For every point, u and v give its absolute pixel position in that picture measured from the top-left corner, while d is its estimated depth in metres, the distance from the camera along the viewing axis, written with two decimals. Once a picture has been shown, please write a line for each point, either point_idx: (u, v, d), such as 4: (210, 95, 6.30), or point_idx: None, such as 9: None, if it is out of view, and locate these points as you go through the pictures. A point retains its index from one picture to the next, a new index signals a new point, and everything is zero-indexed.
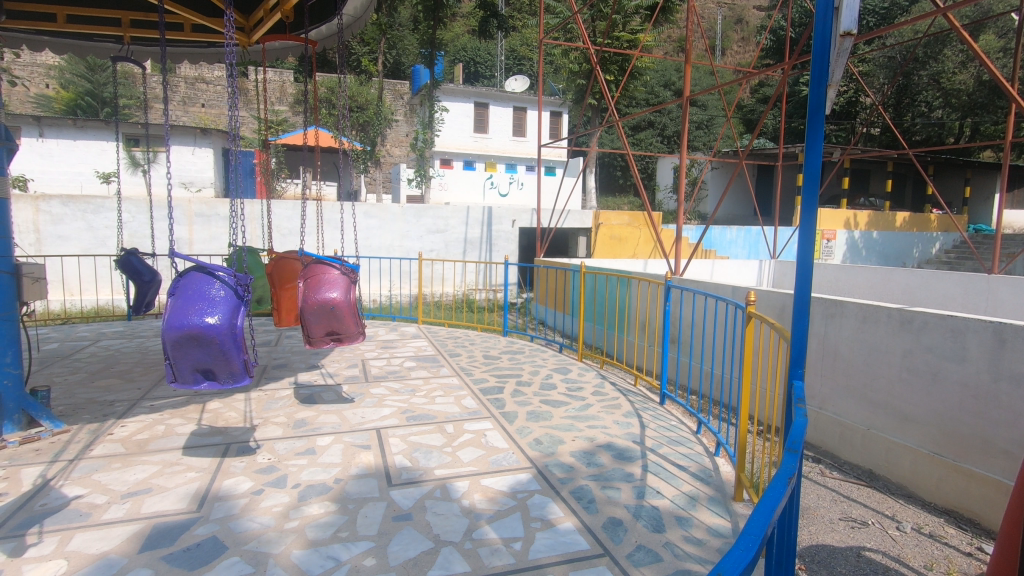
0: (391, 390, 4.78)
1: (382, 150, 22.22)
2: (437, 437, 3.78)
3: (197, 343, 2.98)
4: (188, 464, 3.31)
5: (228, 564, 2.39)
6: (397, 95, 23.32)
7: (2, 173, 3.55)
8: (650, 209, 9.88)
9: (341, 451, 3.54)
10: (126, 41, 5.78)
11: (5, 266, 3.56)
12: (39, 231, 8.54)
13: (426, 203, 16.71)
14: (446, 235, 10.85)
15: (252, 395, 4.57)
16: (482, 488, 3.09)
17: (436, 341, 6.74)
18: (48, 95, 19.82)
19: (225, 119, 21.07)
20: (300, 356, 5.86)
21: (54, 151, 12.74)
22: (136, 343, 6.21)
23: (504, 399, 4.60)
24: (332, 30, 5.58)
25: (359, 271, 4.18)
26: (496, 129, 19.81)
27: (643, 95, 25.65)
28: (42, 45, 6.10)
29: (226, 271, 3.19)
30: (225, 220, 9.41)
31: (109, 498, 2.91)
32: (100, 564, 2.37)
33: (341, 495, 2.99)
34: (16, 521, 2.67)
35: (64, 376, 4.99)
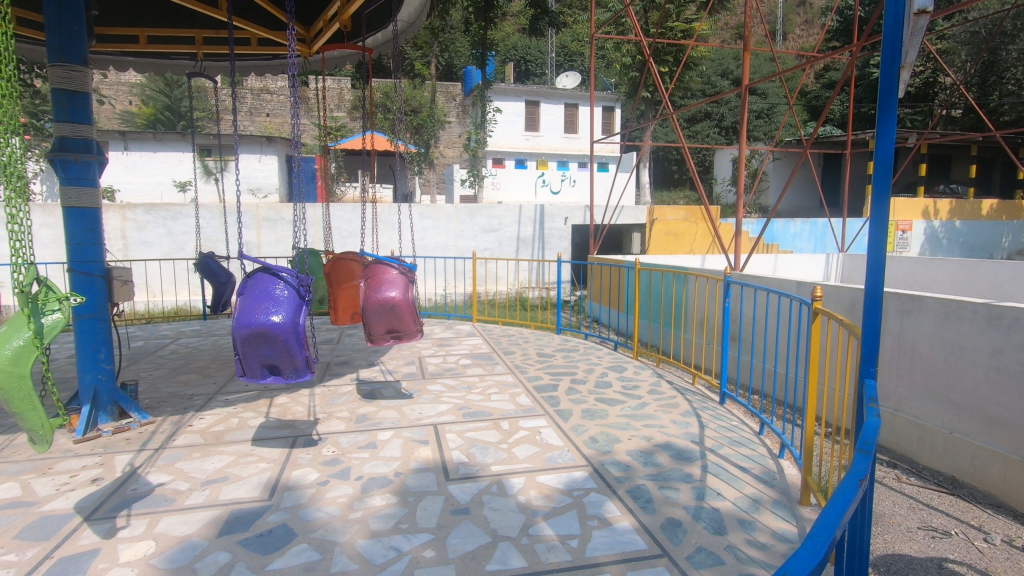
0: (448, 387, 4.88)
1: (436, 152, 22.67)
2: (494, 434, 3.82)
3: (264, 339, 3.15)
4: (261, 455, 3.51)
5: (298, 551, 2.52)
6: (450, 97, 23.74)
7: (92, 185, 3.85)
8: (708, 202, 9.50)
9: (400, 445, 3.65)
10: (199, 58, 6.17)
11: (97, 269, 3.87)
12: (126, 237, 9.26)
13: (479, 202, 16.92)
14: (499, 234, 10.94)
15: (317, 391, 4.78)
16: (538, 485, 3.11)
17: (490, 339, 6.82)
18: (132, 111, 21.41)
19: (288, 127, 22.11)
20: (361, 354, 6.08)
21: (137, 162, 13.76)
22: (212, 341, 6.63)
23: (559, 397, 4.60)
24: (387, 37, 5.73)
25: (416, 270, 4.28)
26: (547, 126, 19.78)
27: (699, 86, 24.94)
28: (127, 65, 6.58)
29: (290, 272, 3.35)
30: (289, 223, 9.86)
31: (191, 484, 3.13)
32: (184, 546, 2.55)
33: (401, 488, 3.08)
34: (111, 504, 2.91)
35: (150, 371, 5.40)
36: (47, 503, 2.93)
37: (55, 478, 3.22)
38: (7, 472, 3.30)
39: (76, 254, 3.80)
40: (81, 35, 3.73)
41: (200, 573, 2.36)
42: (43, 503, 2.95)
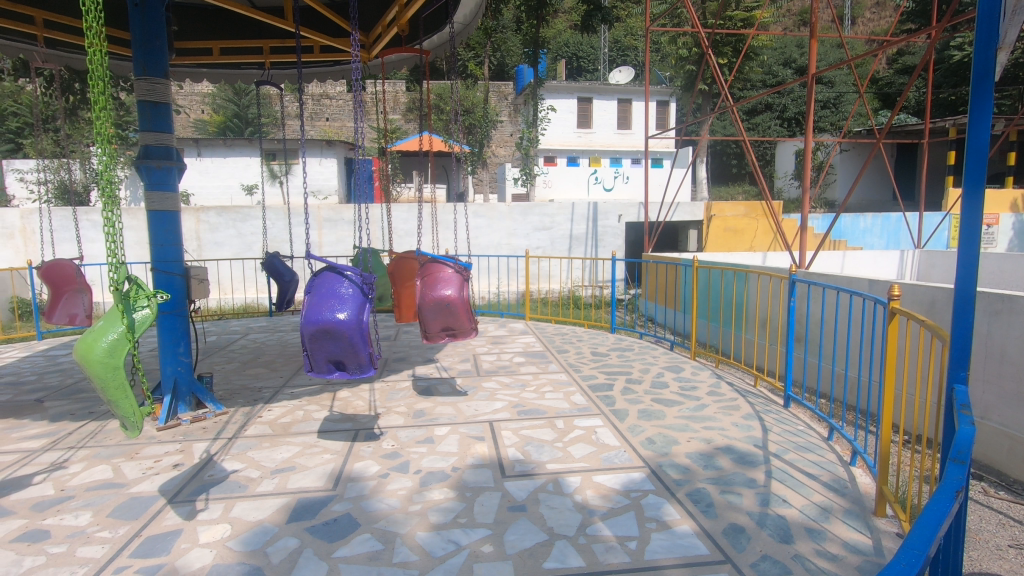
0: (503, 385, 4.92)
1: (488, 151, 22.94)
2: (549, 432, 3.82)
3: (330, 336, 3.27)
4: (325, 447, 3.65)
5: (362, 539, 2.61)
6: (502, 96, 24.01)
7: (171, 190, 4.09)
8: (769, 197, 9.11)
9: (457, 441, 3.71)
10: (267, 67, 6.50)
11: (177, 268, 4.14)
12: (201, 238, 9.86)
13: (531, 200, 16.92)
14: (552, 232, 10.92)
15: (376, 386, 4.93)
16: (595, 485, 3.09)
17: (544, 337, 6.82)
18: (204, 119, 22.75)
19: (347, 130, 22.86)
20: (417, 350, 6.22)
21: (209, 167, 14.59)
22: (278, 336, 6.95)
23: (614, 397, 4.54)
24: (443, 39, 5.84)
25: (472, 269, 4.33)
26: (600, 123, 19.58)
27: (760, 76, 24.02)
28: (201, 76, 6.98)
29: (353, 271, 3.47)
30: (349, 224, 10.20)
31: (262, 473, 3.30)
32: (257, 530, 2.69)
33: (459, 483, 3.13)
34: (190, 489, 3.11)
35: (223, 364, 5.72)
36: (135, 486, 3.16)
37: (141, 462, 3.46)
38: (101, 455, 3.57)
39: (158, 254, 4.07)
40: (162, 49, 3.99)
41: (272, 557, 2.49)
42: (131, 485, 3.18)
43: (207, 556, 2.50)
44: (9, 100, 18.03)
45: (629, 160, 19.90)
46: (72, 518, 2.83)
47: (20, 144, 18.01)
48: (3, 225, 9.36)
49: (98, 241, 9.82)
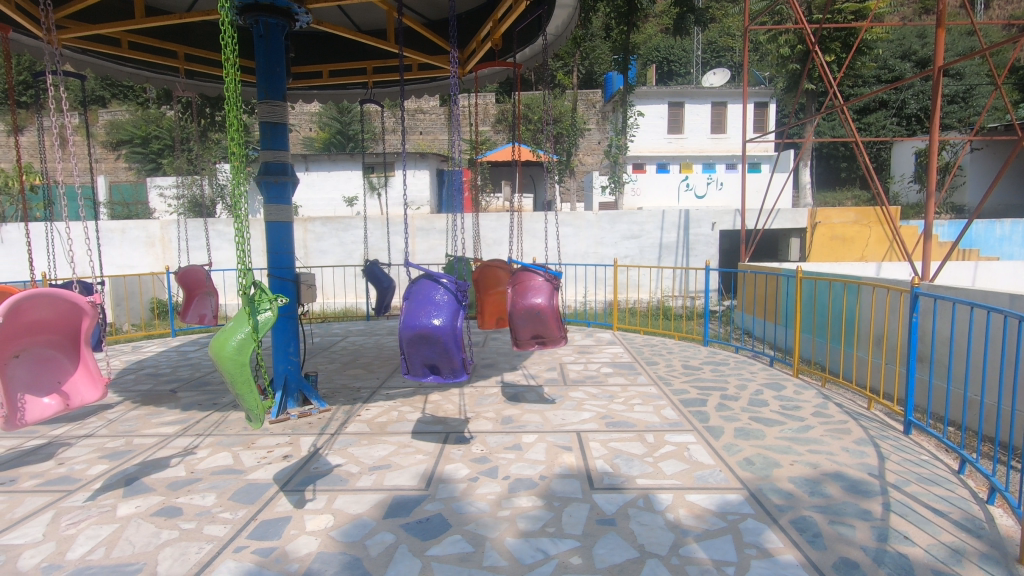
0: (590, 395, 4.87)
1: (576, 159, 23.02)
2: (638, 446, 3.73)
3: (427, 341, 3.41)
4: (418, 447, 3.80)
5: (453, 540, 2.68)
6: (590, 104, 24.11)
7: (285, 201, 4.45)
8: (885, 202, 8.35)
9: (545, 449, 3.71)
10: (370, 86, 6.92)
11: (289, 274, 4.50)
12: (308, 247, 10.66)
13: (619, 208, 16.73)
14: (641, 240, 10.69)
15: (466, 391, 5.06)
16: (688, 504, 2.97)
17: (632, 348, 6.68)
18: (312, 136, 24.64)
19: (440, 143, 23.81)
20: (505, 357, 6.32)
21: (315, 181, 15.76)
22: (375, 339, 7.34)
23: (708, 413, 4.34)
24: (536, 51, 5.92)
25: (562, 277, 4.34)
26: (692, 127, 18.94)
27: (874, 72, 22.19)
28: (311, 97, 7.54)
29: (448, 278, 3.59)
30: (440, 233, 10.58)
31: (360, 468, 3.49)
32: (357, 523, 2.85)
33: (547, 492, 3.13)
34: (299, 479, 3.35)
35: (326, 364, 6.13)
36: (252, 473, 3.46)
37: (257, 451, 3.79)
38: (223, 443, 3.95)
39: (274, 261, 4.44)
40: (281, 74, 4.38)
41: (370, 550, 2.62)
42: (248, 472, 3.48)
43: (312, 544, 2.68)
44: (153, 125, 20.54)
45: (723, 165, 19.08)
46: (200, 498, 3.15)
47: (160, 163, 20.43)
48: (147, 235, 10.65)
49: (223, 249, 10.91)
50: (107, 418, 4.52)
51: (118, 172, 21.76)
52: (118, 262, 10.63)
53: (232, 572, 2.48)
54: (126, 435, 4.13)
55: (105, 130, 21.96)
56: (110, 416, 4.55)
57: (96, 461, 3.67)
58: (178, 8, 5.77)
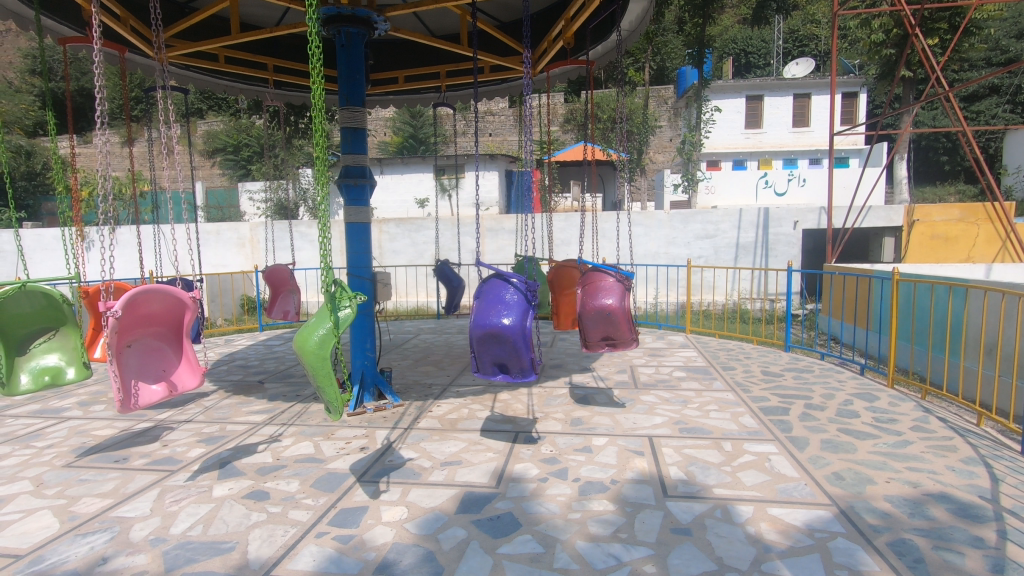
0: (662, 399, 4.73)
1: (646, 158, 22.58)
2: (715, 454, 3.58)
3: (497, 340, 3.43)
4: (488, 445, 3.83)
5: (524, 540, 2.68)
6: (661, 101, 23.59)
7: (363, 201, 4.62)
8: (1001, 198, 7.53)
9: (616, 453, 3.64)
10: (443, 89, 7.08)
11: (366, 273, 4.67)
12: (382, 247, 11.07)
13: (692, 207, 16.21)
14: (715, 240, 10.27)
15: (534, 391, 5.06)
16: (770, 518, 2.81)
17: (706, 352, 6.43)
18: (386, 141, 25.62)
19: (508, 144, 24.05)
20: (574, 358, 6.26)
21: (389, 183, 16.33)
22: (445, 338, 7.50)
23: (791, 422, 4.10)
24: (609, 47, 5.82)
25: (634, 277, 4.24)
26: (771, 121, 18.03)
27: (984, 54, 20.22)
28: (387, 103, 7.82)
29: (518, 278, 3.61)
30: (509, 233, 10.66)
31: (432, 463, 3.56)
32: (430, 516, 2.91)
33: (619, 497, 3.07)
34: (374, 471, 3.47)
35: (399, 361, 6.33)
36: (332, 462, 3.63)
37: (336, 442, 3.96)
38: (305, 433, 4.16)
39: (353, 260, 4.63)
40: (361, 81, 4.57)
41: (443, 544, 2.67)
42: (328, 461, 3.65)
43: (389, 534, 2.76)
44: (244, 134, 22.13)
45: (806, 160, 18.04)
46: (286, 484, 3.33)
47: (250, 169, 21.96)
48: (238, 236, 11.43)
49: (305, 249, 11.55)
50: (203, 405, 4.89)
51: (212, 177, 23.54)
52: (213, 261, 11.48)
53: (315, 556, 2.60)
54: (220, 422, 4.45)
55: (202, 140, 23.86)
56: (206, 404, 4.92)
57: (194, 445, 3.98)
58: (269, 23, 6.15)
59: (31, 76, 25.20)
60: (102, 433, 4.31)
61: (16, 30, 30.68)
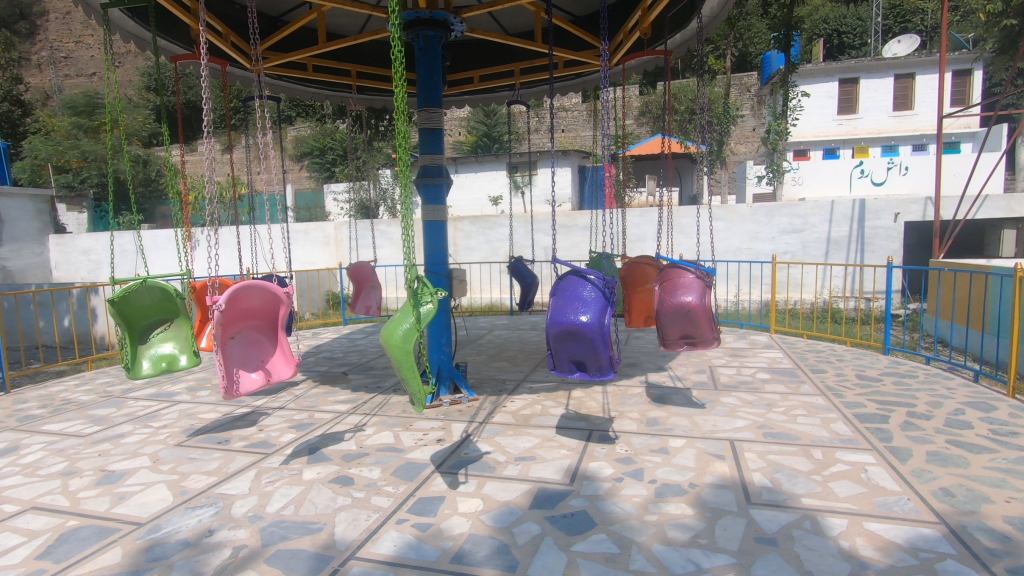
0: (745, 401, 4.52)
1: (727, 149, 21.64)
2: (804, 462, 3.38)
3: (574, 337, 3.42)
4: (562, 442, 3.82)
5: (599, 539, 2.65)
6: (744, 88, 22.50)
7: (440, 199, 4.75)
8: None
9: (694, 456, 3.52)
10: (518, 87, 7.12)
11: (443, 269, 4.79)
12: (458, 244, 11.33)
13: (777, 200, 15.33)
14: (804, 235, 9.66)
15: (609, 389, 5.00)
16: (866, 533, 2.61)
17: (793, 353, 6.07)
18: (461, 140, 26.19)
19: (581, 139, 23.85)
20: (649, 357, 6.11)
21: (464, 182, 16.68)
22: (518, 334, 7.56)
23: (891, 431, 3.78)
24: (688, 35, 5.61)
25: (715, 274, 4.08)
26: (868, 106, 16.66)
27: None
28: (462, 103, 7.98)
29: (596, 275, 3.57)
30: (582, 229, 10.57)
31: (507, 458, 3.61)
32: (505, 510, 2.96)
33: (698, 501, 2.97)
34: (451, 462, 3.57)
35: (474, 356, 6.45)
36: (411, 452, 3.76)
37: (415, 433, 4.10)
38: (386, 423, 4.34)
39: (430, 257, 4.77)
40: (438, 82, 4.68)
41: (517, 538, 2.69)
42: (408, 451, 3.79)
43: (465, 525, 2.83)
44: (329, 138, 23.39)
45: (909, 147, 16.57)
46: (368, 471, 3.49)
47: (334, 171, 23.21)
48: (324, 235, 12.11)
49: (386, 247, 12.05)
50: (295, 393, 5.23)
51: (301, 180, 25.09)
52: (302, 259, 12.24)
53: (396, 541, 2.70)
54: (309, 410, 4.74)
55: (292, 145, 25.49)
56: (296, 392, 5.26)
57: (287, 430, 4.27)
58: (353, 31, 6.45)
59: (148, 92, 27.99)
60: (208, 416, 4.71)
61: (136, 52, 34.14)
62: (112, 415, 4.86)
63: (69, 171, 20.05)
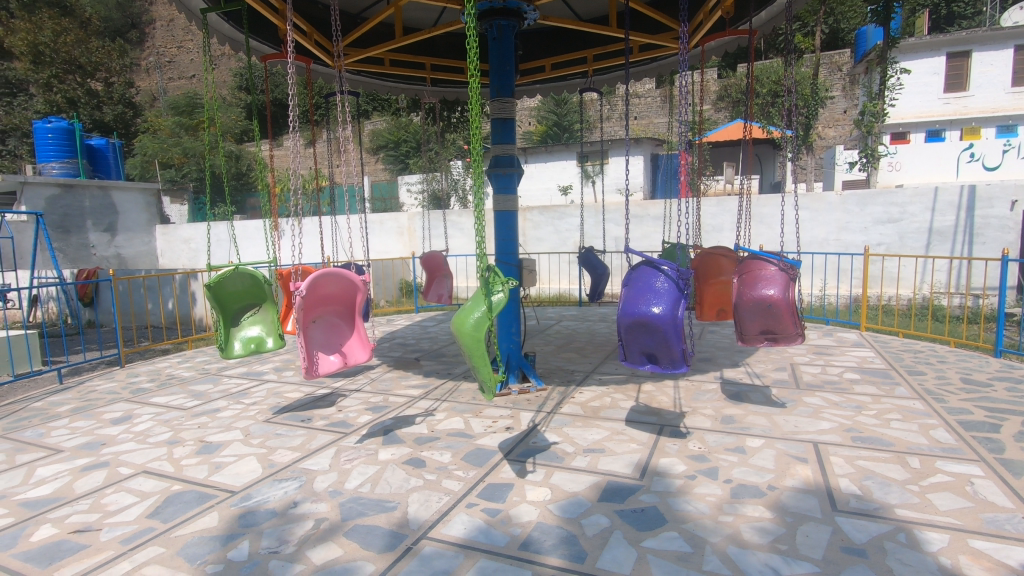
0: (830, 402, 4.24)
1: (815, 133, 20.29)
2: (899, 470, 3.13)
3: (646, 329, 3.33)
4: (632, 436, 3.76)
5: (671, 537, 2.59)
6: (834, 67, 20.96)
7: (511, 189, 4.76)
8: None
9: (773, 457, 3.35)
10: (590, 74, 6.99)
11: (514, 259, 4.80)
12: (527, 235, 11.35)
13: (870, 187, 14.19)
14: (901, 225, 8.90)
15: (681, 384, 4.85)
16: (971, 552, 2.38)
17: (886, 353, 5.62)
18: (531, 130, 26.16)
19: (655, 127, 23.16)
20: (725, 352, 5.86)
21: (534, 172, 16.66)
22: (587, 325, 7.48)
23: (1003, 442, 3.42)
24: (775, 12, 5.27)
25: (800, 266, 3.84)
26: (981, 82, 15.04)
27: None
28: (533, 92, 7.94)
29: (670, 265, 3.46)
30: (655, 219, 10.28)
31: (575, 449, 3.59)
32: (573, 501, 2.95)
33: (778, 504, 2.83)
34: (520, 450, 3.61)
35: (542, 346, 6.46)
36: (481, 438, 3.83)
37: (484, 420, 4.17)
38: (457, 409, 4.44)
39: (501, 247, 4.80)
40: (511, 72, 4.68)
41: (586, 529, 2.68)
42: (477, 437, 3.86)
43: (533, 513, 2.85)
44: (403, 131, 24.09)
45: None
46: (440, 454, 3.59)
47: (408, 163, 23.89)
48: (398, 226, 12.51)
49: (457, 237, 12.27)
50: (370, 377, 5.46)
51: (377, 172, 26.01)
52: (378, 248, 12.73)
53: (466, 525, 2.77)
54: (384, 393, 4.94)
55: (369, 138, 26.42)
56: (372, 376, 5.49)
57: (364, 412, 4.46)
58: (427, 24, 6.57)
59: (240, 92, 29.97)
60: (293, 395, 5.02)
61: (230, 54, 36.59)
62: (210, 391, 5.28)
63: (173, 167, 21.84)
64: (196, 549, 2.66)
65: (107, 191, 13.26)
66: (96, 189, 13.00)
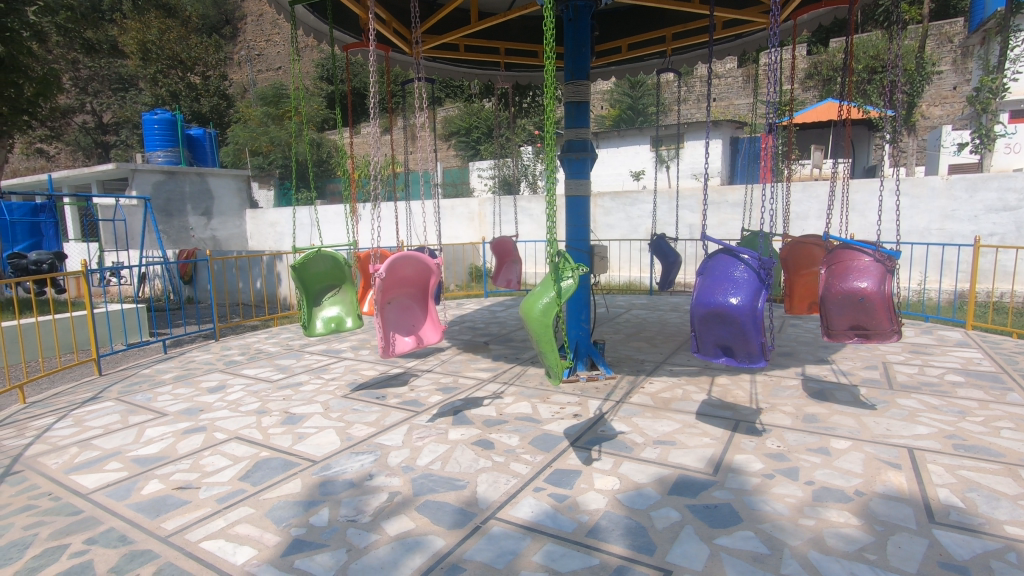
0: (928, 406, 3.91)
1: (918, 112, 18.53)
2: (1010, 484, 2.83)
3: (722, 320, 3.20)
4: (705, 430, 3.63)
5: (746, 536, 2.49)
6: (943, 39, 19.01)
7: (583, 174, 4.67)
8: None
9: (861, 461, 3.14)
10: (668, 54, 6.73)
11: (585, 246, 4.74)
12: (597, 221, 11.17)
13: (982, 171, 12.80)
14: (1019, 214, 7.98)
15: (759, 378, 4.63)
16: None
17: (996, 354, 5.09)
18: (604, 114, 25.62)
19: (735, 108, 22.01)
20: (807, 347, 5.53)
21: (606, 157, 16.34)
22: (658, 315, 7.29)
23: None
24: None
25: (899, 257, 3.55)
26: None
27: None
28: (607, 74, 7.75)
29: (750, 254, 3.29)
30: (733, 206, 9.82)
31: (645, 440, 3.52)
32: (642, 493, 2.89)
33: (866, 511, 2.64)
34: (587, 438, 3.58)
35: (611, 334, 6.37)
36: (548, 424, 3.84)
37: (552, 406, 4.17)
38: (524, 394, 4.47)
39: (572, 233, 4.73)
40: (586, 54, 4.57)
41: (655, 522, 2.63)
42: (545, 422, 3.87)
43: (601, 502, 2.82)
44: (475, 117, 24.30)
45: None
46: (508, 437, 3.64)
47: (479, 149, 24.09)
48: (469, 211, 12.67)
49: (527, 223, 12.26)
50: (441, 359, 5.61)
51: (449, 158, 26.38)
52: (449, 234, 12.98)
53: (534, 508, 2.79)
54: (454, 374, 5.06)
55: (442, 125, 26.83)
56: (442, 358, 5.63)
57: (434, 392, 4.59)
58: (502, 8, 6.54)
59: (322, 82, 31.27)
60: (368, 373, 5.24)
61: (314, 45, 38.18)
62: (293, 365, 5.62)
63: (261, 155, 23.17)
64: (282, 512, 2.85)
65: (204, 177, 14.42)
66: (195, 175, 14.18)
